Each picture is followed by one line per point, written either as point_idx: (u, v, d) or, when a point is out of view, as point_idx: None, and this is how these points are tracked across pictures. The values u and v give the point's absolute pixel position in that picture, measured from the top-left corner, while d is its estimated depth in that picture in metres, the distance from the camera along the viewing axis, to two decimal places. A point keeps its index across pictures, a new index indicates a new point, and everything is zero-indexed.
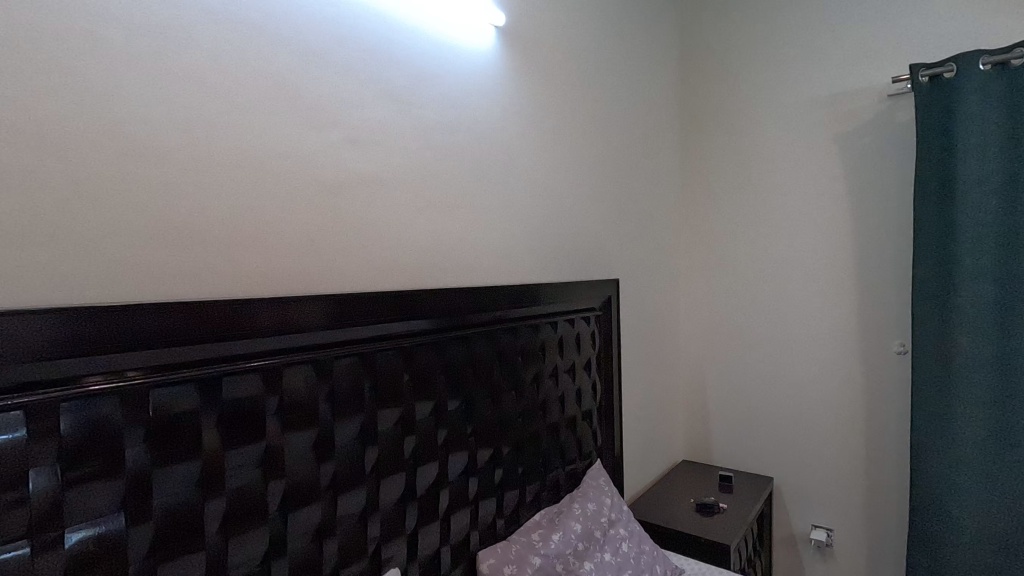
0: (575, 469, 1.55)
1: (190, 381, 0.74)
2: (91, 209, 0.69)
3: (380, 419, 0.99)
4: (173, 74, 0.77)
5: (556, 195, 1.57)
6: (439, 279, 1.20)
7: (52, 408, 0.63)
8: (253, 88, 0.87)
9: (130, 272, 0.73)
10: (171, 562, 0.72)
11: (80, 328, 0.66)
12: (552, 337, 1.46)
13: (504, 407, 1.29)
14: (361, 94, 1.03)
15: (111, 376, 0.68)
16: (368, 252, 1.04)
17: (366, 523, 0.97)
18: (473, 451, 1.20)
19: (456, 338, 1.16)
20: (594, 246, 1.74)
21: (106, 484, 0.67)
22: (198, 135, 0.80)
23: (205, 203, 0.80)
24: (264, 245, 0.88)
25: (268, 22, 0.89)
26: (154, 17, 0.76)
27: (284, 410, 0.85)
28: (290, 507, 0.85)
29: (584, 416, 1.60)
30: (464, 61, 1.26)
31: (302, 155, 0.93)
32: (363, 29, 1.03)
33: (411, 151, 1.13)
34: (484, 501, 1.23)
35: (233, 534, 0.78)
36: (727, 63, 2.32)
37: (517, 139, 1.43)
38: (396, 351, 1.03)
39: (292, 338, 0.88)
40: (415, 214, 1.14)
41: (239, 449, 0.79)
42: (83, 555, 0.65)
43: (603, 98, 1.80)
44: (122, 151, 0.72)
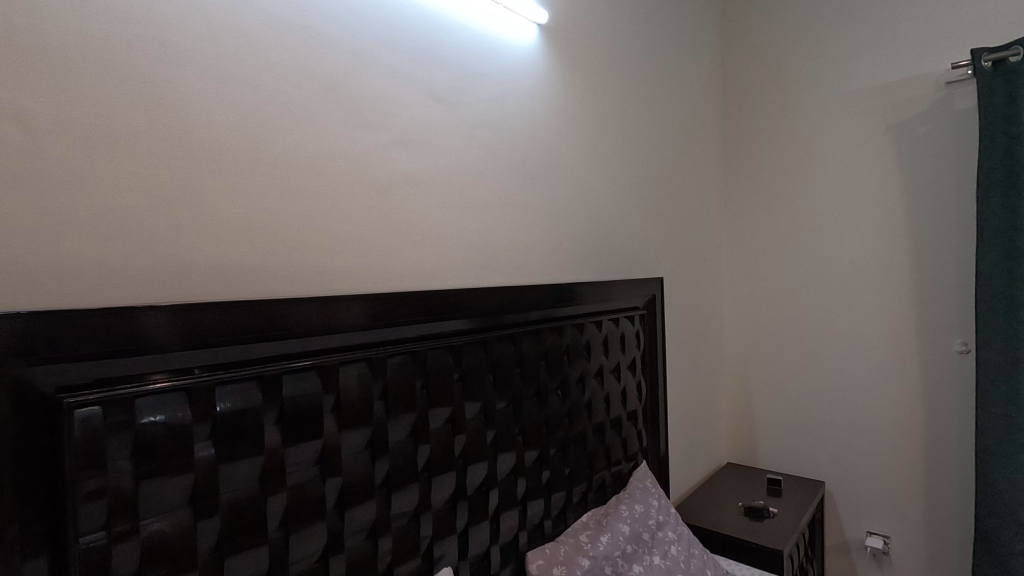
0: (621, 470, 1.53)
1: (252, 379, 0.76)
2: (161, 210, 0.72)
3: (431, 418, 1.00)
4: (234, 78, 0.80)
5: (600, 194, 1.55)
6: (487, 279, 1.20)
7: (128, 402, 0.65)
8: (309, 91, 0.88)
9: (196, 271, 0.75)
10: (237, 556, 0.73)
11: (152, 326, 0.68)
12: (597, 337, 1.44)
13: (550, 407, 1.28)
14: (410, 95, 1.04)
15: (181, 373, 0.70)
16: (419, 251, 1.05)
17: (419, 521, 0.98)
18: (521, 451, 1.20)
19: (504, 338, 1.16)
20: (638, 245, 1.72)
21: (177, 478, 0.69)
22: (258, 138, 0.82)
23: (265, 204, 0.83)
24: (320, 245, 0.90)
25: (322, 25, 0.90)
26: (217, 24, 0.78)
27: (340, 408, 0.86)
28: (346, 504, 0.86)
29: (629, 416, 1.58)
30: (509, 60, 1.26)
31: (356, 157, 0.95)
32: (411, 31, 1.04)
33: (458, 150, 1.13)
34: (532, 502, 1.22)
35: (293, 530, 0.79)
36: (772, 55, 2.26)
37: (561, 137, 1.41)
38: (446, 351, 1.04)
39: (347, 337, 0.89)
40: (463, 213, 1.14)
41: (299, 446, 0.80)
42: (155, 547, 0.67)
43: (645, 94, 1.77)
44: (189, 154, 0.75)
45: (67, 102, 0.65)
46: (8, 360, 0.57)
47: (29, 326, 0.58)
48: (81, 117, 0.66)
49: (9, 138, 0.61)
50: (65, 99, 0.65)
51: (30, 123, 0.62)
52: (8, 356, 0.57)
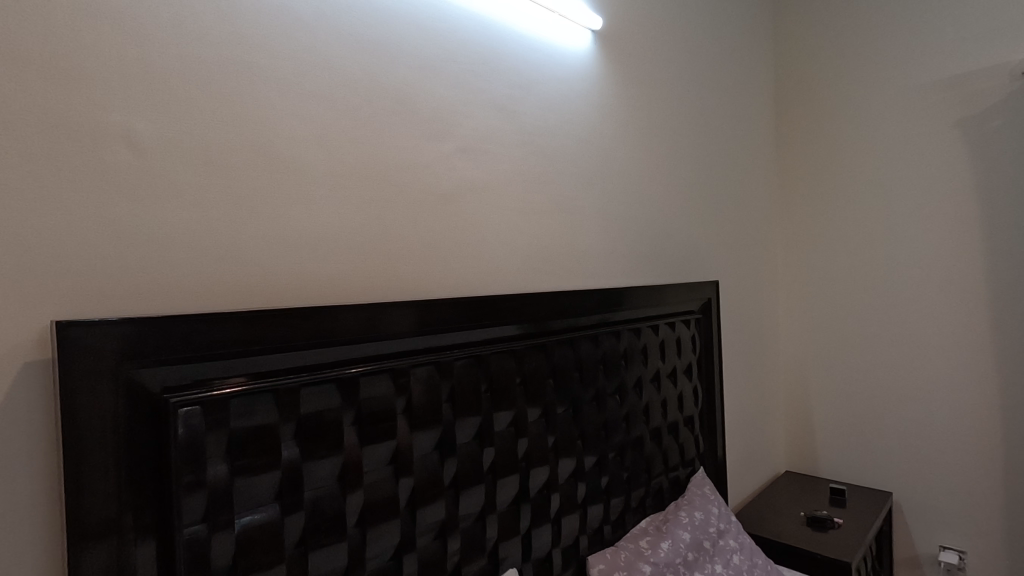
0: (678, 476, 1.50)
1: (331, 381, 0.79)
2: (248, 221, 0.77)
3: (495, 420, 1.02)
4: (312, 95, 0.84)
5: (653, 198, 1.54)
6: (544, 283, 1.21)
7: (222, 404, 0.69)
8: (379, 104, 0.92)
9: (278, 279, 0.79)
10: (319, 551, 0.77)
11: (242, 331, 0.71)
12: (653, 341, 1.42)
13: (608, 411, 1.27)
14: (471, 105, 1.06)
15: (268, 376, 0.74)
16: (480, 258, 1.08)
17: (484, 522, 0.99)
18: (580, 456, 1.20)
19: (563, 342, 1.17)
20: (692, 248, 1.70)
21: (267, 475, 0.72)
22: (334, 152, 0.86)
23: (340, 215, 0.86)
24: (388, 252, 0.93)
25: (392, 41, 0.94)
26: (296, 44, 0.82)
27: (411, 410, 0.89)
28: (417, 503, 0.89)
29: (686, 421, 1.55)
30: (565, 68, 1.27)
31: (422, 167, 0.98)
32: (472, 43, 1.06)
33: (516, 157, 1.15)
34: (591, 506, 1.22)
35: (370, 527, 0.82)
36: (828, 51, 2.20)
37: (615, 143, 1.42)
38: (509, 354, 1.05)
39: (416, 341, 0.91)
40: (522, 220, 1.16)
41: (374, 446, 0.84)
42: (247, 540, 0.71)
43: (698, 98, 1.75)
44: (273, 169, 0.79)
45: (170, 124, 0.70)
46: (121, 362, 0.62)
47: (138, 331, 0.63)
48: (180, 136, 0.71)
49: (121, 158, 0.67)
50: (166, 119, 0.70)
51: (137, 143, 0.68)
52: (120, 358, 0.62)
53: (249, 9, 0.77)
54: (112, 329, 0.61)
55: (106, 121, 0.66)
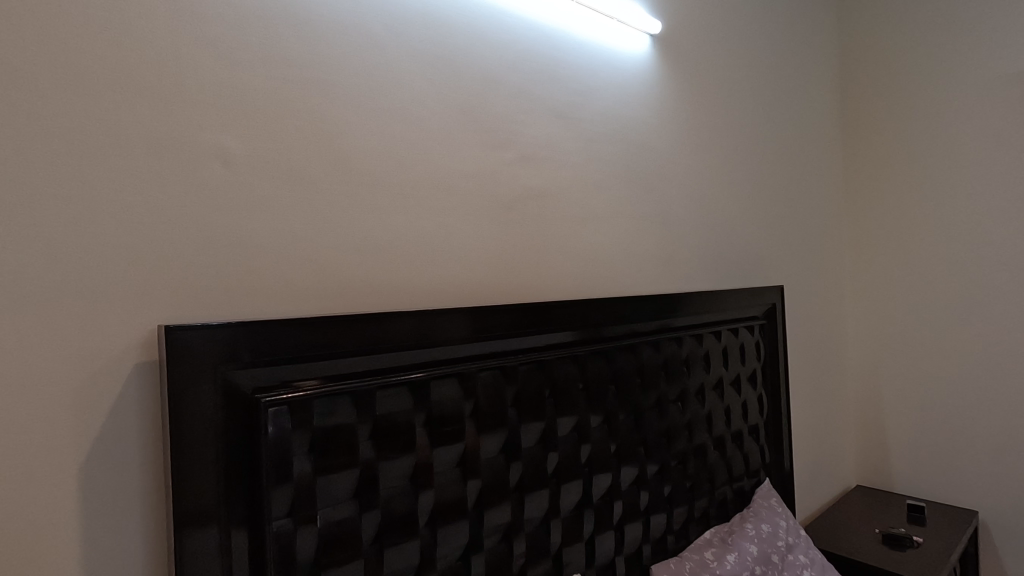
0: (743, 487, 1.46)
1: (403, 384, 0.82)
2: (327, 231, 0.81)
3: (558, 425, 1.02)
4: (383, 108, 0.87)
5: (715, 201, 1.51)
6: (604, 289, 1.21)
7: (306, 404, 0.73)
8: (445, 115, 0.95)
9: (353, 286, 0.83)
10: (394, 548, 0.80)
11: (323, 334, 0.75)
12: (716, 347, 1.39)
13: (670, 418, 1.25)
14: (532, 113, 1.08)
15: (346, 378, 0.77)
16: (542, 264, 1.09)
17: (548, 525, 1.00)
18: (642, 463, 1.18)
19: (625, 348, 1.16)
20: (754, 252, 1.65)
21: (346, 473, 0.76)
22: (404, 163, 0.89)
23: (410, 223, 0.90)
24: (454, 258, 0.95)
25: (456, 54, 0.97)
26: (368, 61, 0.86)
27: (478, 414, 0.91)
28: (485, 505, 0.90)
29: (750, 431, 1.51)
30: (623, 73, 1.27)
31: (485, 175, 1.00)
32: (531, 52, 1.08)
33: (576, 163, 1.16)
34: (654, 515, 1.21)
35: (440, 527, 0.85)
36: (899, 43, 2.09)
37: (675, 148, 1.40)
38: (571, 359, 1.06)
39: (483, 345, 0.93)
40: (582, 226, 1.17)
41: (443, 448, 0.86)
42: (329, 535, 0.74)
43: (759, 102, 1.70)
44: (348, 181, 0.83)
45: (259, 142, 0.75)
46: (216, 363, 0.67)
47: (234, 334, 0.68)
48: (266, 152, 0.76)
49: (216, 174, 0.72)
50: (255, 137, 0.75)
51: (230, 160, 0.73)
52: (218, 359, 0.67)
53: (327, 29, 0.82)
54: (213, 332, 0.66)
55: (203, 139, 0.71)
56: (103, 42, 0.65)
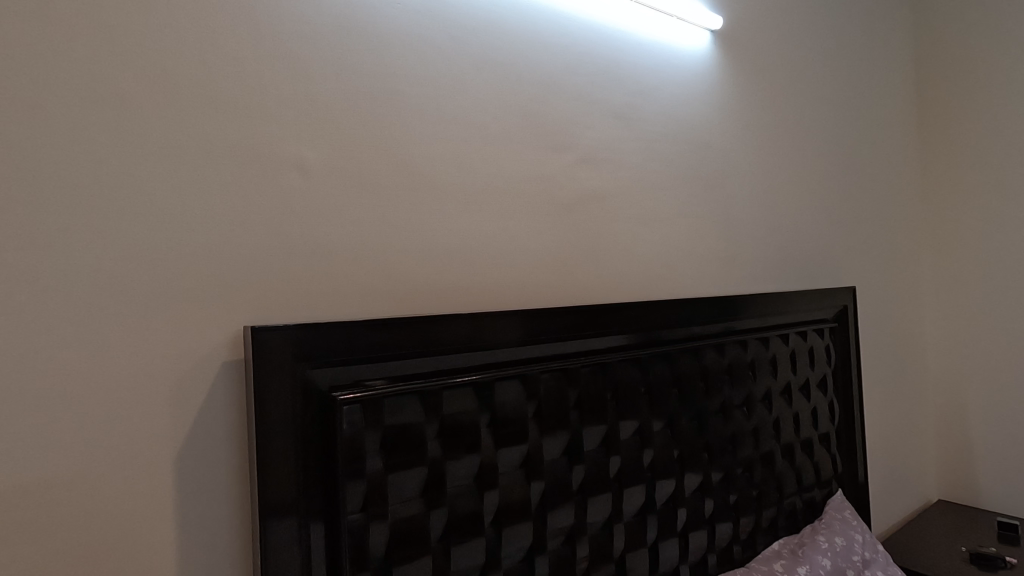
0: (813, 497, 1.39)
1: (469, 385, 0.83)
2: (395, 234, 0.84)
3: (620, 429, 1.01)
4: (447, 115, 0.89)
5: (779, 200, 1.45)
6: (665, 290, 1.19)
7: (378, 402, 0.75)
8: (506, 120, 0.96)
9: (419, 288, 0.85)
10: (460, 546, 0.81)
11: (393, 335, 0.78)
12: (784, 351, 1.34)
13: (735, 423, 1.22)
14: (591, 115, 1.08)
15: (414, 378, 0.79)
16: (602, 266, 1.08)
17: (611, 530, 0.99)
18: (707, 469, 1.15)
19: (687, 351, 1.13)
20: (822, 252, 1.58)
21: (415, 471, 0.78)
22: (468, 168, 0.91)
23: (473, 227, 0.91)
24: (516, 260, 0.96)
25: (515, 60, 0.98)
26: (432, 69, 0.88)
27: (541, 415, 0.91)
28: (548, 506, 0.91)
29: (821, 438, 1.44)
30: (682, 71, 1.25)
31: (546, 177, 1.01)
32: (590, 54, 1.08)
33: (636, 163, 1.15)
34: (720, 523, 1.17)
35: (505, 528, 0.85)
36: (982, 27, 1.95)
37: (737, 145, 1.36)
38: (632, 362, 1.04)
39: (546, 347, 0.93)
40: (642, 227, 1.15)
41: (507, 449, 0.87)
42: (399, 530, 0.76)
43: (826, 95, 1.63)
44: (415, 187, 0.86)
45: (333, 151, 0.79)
46: (296, 361, 0.70)
47: (311, 334, 0.71)
48: (339, 160, 0.79)
49: (294, 182, 0.76)
50: (328, 145, 0.79)
51: (306, 168, 0.77)
52: (298, 358, 0.70)
53: (393, 41, 0.85)
54: (293, 332, 0.70)
55: (282, 150, 0.75)
56: (195, 62, 0.70)
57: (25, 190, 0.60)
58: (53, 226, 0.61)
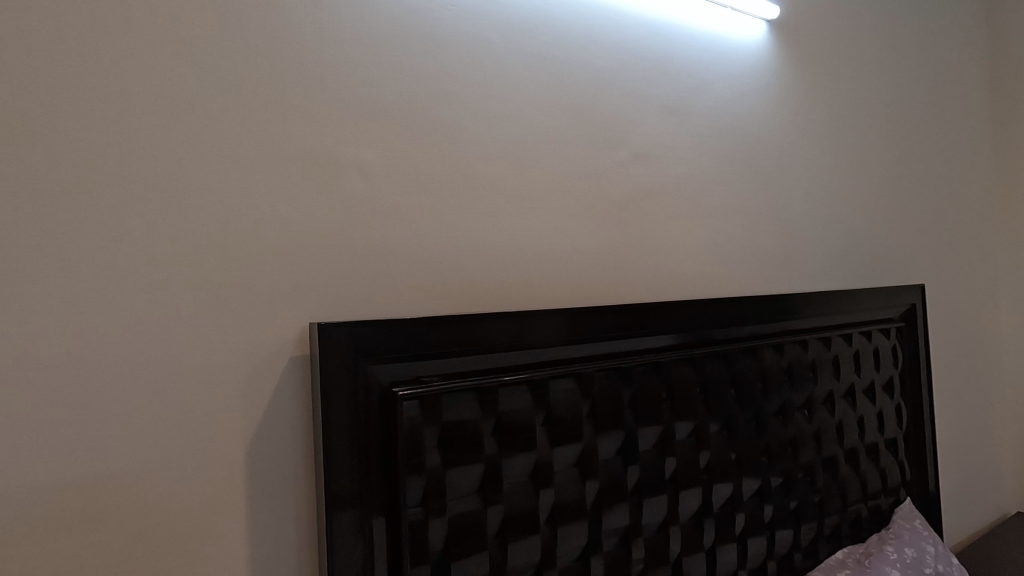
0: (880, 506, 1.33)
1: (524, 382, 0.83)
2: (450, 234, 0.85)
3: (676, 429, 0.99)
4: (499, 114, 0.90)
5: (840, 194, 1.39)
6: (720, 288, 1.16)
7: (436, 399, 0.76)
8: (557, 118, 0.96)
9: (474, 287, 0.86)
10: (516, 543, 0.81)
11: (449, 332, 0.79)
12: (847, 351, 1.28)
13: (796, 426, 1.17)
14: (643, 110, 1.06)
15: (471, 375, 0.80)
16: (655, 263, 1.07)
17: (668, 532, 0.97)
18: (766, 473, 1.12)
19: (744, 350, 1.10)
20: (887, 248, 1.50)
21: (472, 467, 0.78)
22: (521, 166, 0.92)
23: (526, 225, 0.92)
24: (568, 259, 0.96)
25: (566, 57, 0.97)
26: (485, 69, 0.89)
27: (595, 413, 0.90)
28: (603, 506, 0.90)
29: (887, 444, 1.37)
30: (737, 62, 1.21)
31: (597, 175, 1.00)
32: (641, 49, 1.06)
33: (689, 158, 1.12)
34: (780, 529, 1.13)
35: (560, 527, 0.85)
36: None
37: (795, 139, 1.31)
38: (687, 362, 1.02)
39: (600, 345, 0.92)
40: (696, 223, 1.13)
41: (562, 447, 0.86)
42: (456, 526, 0.77)
43: (891, 83, 1.54)
44: (471, 186, 0.87)
45: (393, 152, 0.81)
46: (358, 358, 0.72)
47: (373, 331, 0.73)
48: (396, 162, 0.81)
49: (354, 184, 0.78)
50: (386, 147, 0.81)
51: (366, 170, 0.79)
52: (360, 354, 0.72)
53: (446, 43, 0.86)
54: (355, 328, 0.72)
55: (344, 152, 0.78)
56: (264, 70, 0.73)
57: (112, 194, 0.65)
58: (137, 228, 0.66)
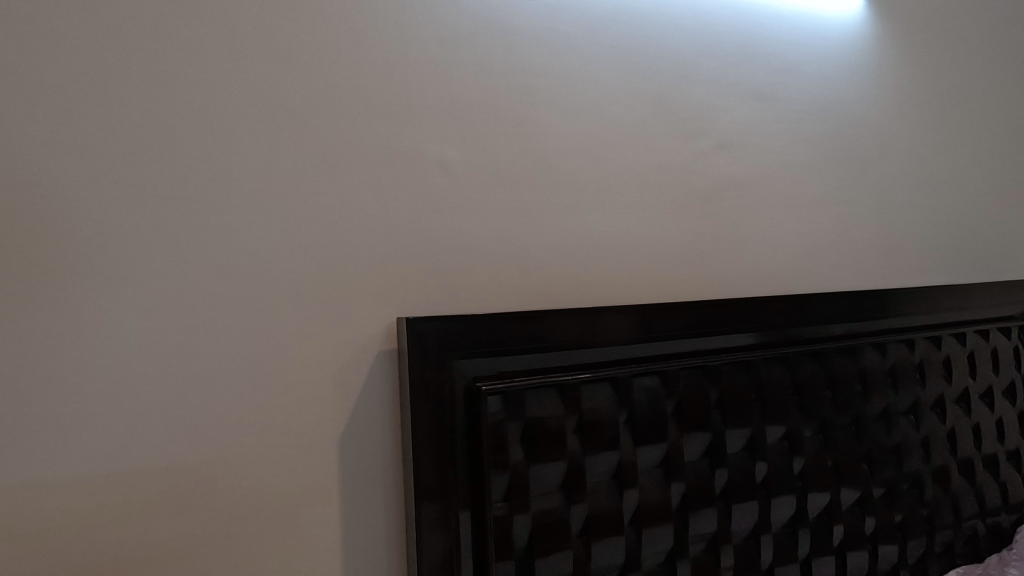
0: (999, 523, 1.20)
1: (607, 379, 0.81)
2: (531, 230, 0.84)
3: (767, 432, 0.94)
4: (579, 107, 0.89)
5: (949, 179, 1.27)
6: (813, 283, 1.09)
7: (520, 395, 0.75)
8: (639, 108, 0.93)
9: (555, 282, 0.85)
10: (600, 544, 0.79)
11: (529, 328, 0.79)
12: (960, 352, 1.16)
13: (901, 432, 1.08)
14: (729, 97, 1.01)
15: (553, 372, 0.79)
16: (743, 258, 1.02)
17: (759, 540, 0.92)
18: (867, 482, 1.03)
19: (843, 349, 1.02)
20: (1006, 238, 1.35)
21: (556, 465, 0.77)
22: (601, 160, 0.90)
23: (607, 219, 0.90)
24: (650, 253, 0.93)
25: (648, 46, 0.94)
26: (566, 63, 0.88)
27: (681, 413, 0.87)
28: (690, 510, 0.86)
29: (1008, 456, 1.23)
30: (831, 41, 1.14)
31: (681, 165, 0.96)
32: (726, 33, 1.01)
33: (779, 145, 1.06)
34: (883, 544, 1.05)
35: (645, 529, 0.83)
36: None
37: (897, 121, 1.21)
38: (779, 361, 0.96)
39: (681, 343, 0.90)
40: (786, 215, 1.06)
41: (647, 447, 0.84)
42: (541, 523, 0.76)
43: (1011, 54, 1.39)
44: (550, 181, 0.86)
45: (475, 150, 0.82)
46: (443, 352, 0.73)
47: (456, 326, 0.74)
48: (479, 158, 0.82)
49: (438, 182, 0.79)
50: (468, 144, 0.81)
51: (449, 167, 0.80)
52: (445, 349, 0.73)
53: (527, 39, 0.85)
54: (440, 323, 0.73)
55: (428, 151, 0.79)
56: (354, 74, 0.76)
57: (218, 196, 0.69)
58: (241, 228, 0.70)
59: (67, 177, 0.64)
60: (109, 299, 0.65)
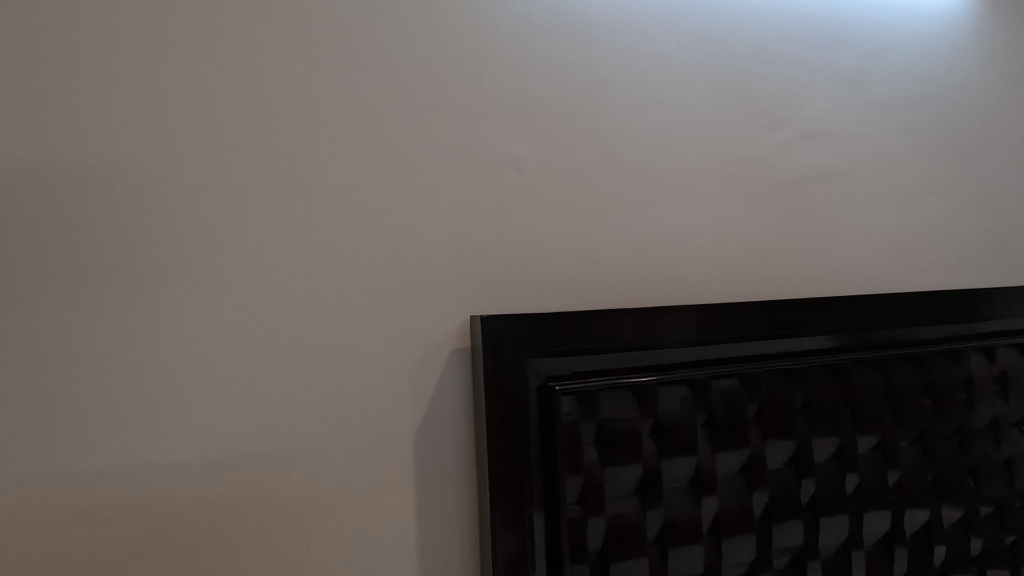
0: None
1: (684, 381, 0.78)
2: (603, 228, 0.82)
3: (859, 441, 0.87)
4: (653, 101, 0.86)
5: None
6: (908, 281, 1.01)
7: (594, 395, 0.74)
8: (716, 99, 0.89)
9: (628, 281, 0.83)
10: (678, 552, 0.76)
11: (603, 327, 0.77)
12: None
13: (1014, 446, 0.97)
14: (813, 84, 0.95)
15: (627, 373, 0.77)
16: (828, 255, 0.95)
17: (849, 557, 0.86)
18: (973, 498, 0.94)
19: (946, 353, 0.94)
20: None
21: (632, 469, 0.75)
22: (676, 154, 0.86)
23: (682, 215, 0.86)
24: (728, 250, 0.89)
25: (726, 34, 0.90)
26: (639, 56, 0.85)
27: (764, 419, 0.82)
28: (774, 521, 0.82)
29: None
30: (927, 20, 1.05)
31: (761, 158, 0.91)
32: (811, 17, 0.96)
33: (869, 133, 0.99)
34: (993, 568, 0.95)
35: (725, 538, 0.79)
36: None
37: (1006, 104, 1.10)
38: (871, 365, 0.90)
39: (764, 344, 0.85)
40: (878, 208, 0.99)
41: (726, 453, 0.80)
42: (616, 528, 0.74)
43: None
44: (623, 178, 0.84)
45: (547, 148, 0.81)
46: (516, 351, 0.73)
47: (530, 325, 0.73)
48: (550, 155, 0.81)
49: (509, 180, 0.79)
50: (540, 141, 0.80)
51: (520, 165, 0.80)
52: (518, 348, 0.73)
53: (599, 33, 0.84)
54: (513, 322, 0.72)
55: (500, 150, 0.79)
56: (427, 75, 0.77)
57: (301, 198, 0.72)
58: (322, 228, 0.72)
59: (169, 183, 0.68)
60: (204, 297, 0.69)
